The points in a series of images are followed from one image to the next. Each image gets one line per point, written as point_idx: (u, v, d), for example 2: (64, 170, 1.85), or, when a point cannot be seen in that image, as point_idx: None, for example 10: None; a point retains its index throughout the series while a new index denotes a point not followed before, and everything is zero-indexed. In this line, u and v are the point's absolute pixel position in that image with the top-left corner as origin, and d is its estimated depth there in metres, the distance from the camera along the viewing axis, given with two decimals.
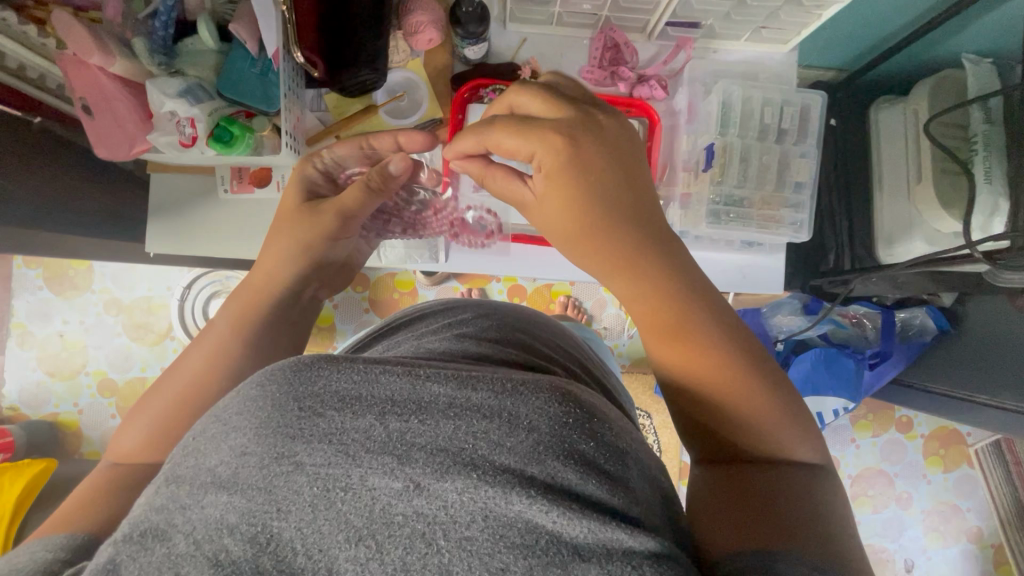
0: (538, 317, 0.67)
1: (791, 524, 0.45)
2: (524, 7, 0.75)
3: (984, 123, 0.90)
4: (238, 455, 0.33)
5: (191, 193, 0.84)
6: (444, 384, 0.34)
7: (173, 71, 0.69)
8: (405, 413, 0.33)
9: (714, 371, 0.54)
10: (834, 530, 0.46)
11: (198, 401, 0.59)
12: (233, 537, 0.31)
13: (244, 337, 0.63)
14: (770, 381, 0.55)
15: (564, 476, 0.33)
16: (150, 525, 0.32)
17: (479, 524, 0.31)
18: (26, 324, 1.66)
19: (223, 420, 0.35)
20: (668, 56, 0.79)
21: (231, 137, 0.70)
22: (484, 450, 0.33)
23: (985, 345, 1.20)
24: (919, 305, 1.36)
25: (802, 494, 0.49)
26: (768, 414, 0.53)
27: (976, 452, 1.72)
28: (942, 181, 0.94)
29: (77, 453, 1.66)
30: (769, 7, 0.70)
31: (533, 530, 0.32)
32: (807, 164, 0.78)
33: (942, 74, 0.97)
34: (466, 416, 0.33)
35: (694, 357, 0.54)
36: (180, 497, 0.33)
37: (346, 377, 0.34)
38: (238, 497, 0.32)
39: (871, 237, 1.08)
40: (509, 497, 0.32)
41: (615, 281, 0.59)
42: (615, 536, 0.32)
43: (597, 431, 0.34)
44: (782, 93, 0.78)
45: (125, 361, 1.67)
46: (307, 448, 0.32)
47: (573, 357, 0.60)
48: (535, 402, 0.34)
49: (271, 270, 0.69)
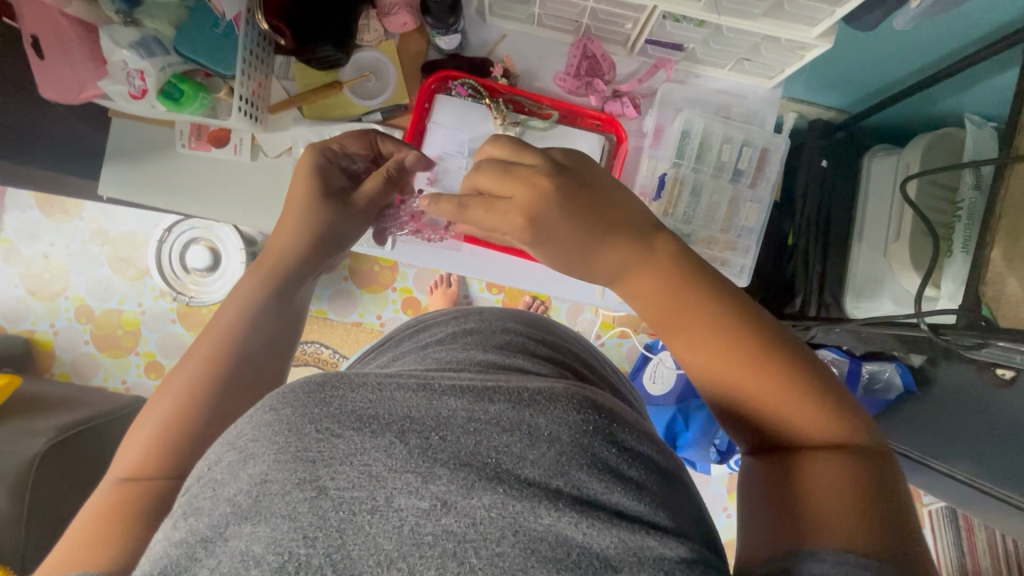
0: (548, 324, 0.66)
1: (842, 511, 0.39)
2: (504, 4, 0.74)
3: (972, 189, 0.86)
4: (258, 482, 0.33)
5: (151, 144, 0.85)
6: (462, 398, 0.36)
7: (131, 21, 0.68)
8: (425, 430, 0.35)
9: (720, 358, 0.47)
10: (897, 520, 0.39)
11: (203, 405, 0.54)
12: (260, 569, 0.31)
13: (252, 329, 0.60)
14: (793, 363, 0.46)
15: (589, 486, 0.35)
16: (169, 562, 0.32)
17: (511, 540, 0.33)
18: (14, 241, 1.70)
19: (239, 448, 0.35)
20: (646, 75, 0.78)
21: (182, 96, 0.71)
22: (508, 463, 0.34)
23: (946, 411, 1.19)
24: (889, 360, 1.33)
25: (865, 483, 0.41)
26: (796, 399, 0.45)
27: (929, 513, 1.72)
28: (918, 244, 0.92)
29: (47, 373, 1.70)
30: (750, 41, 0.68)
31: (564, 543, 0.33)
32: (756, 210, 0.79)
33: (944, 132, 0.92)
34: (485, 429, 0.35)
35: (695, 348, 0.49)
36: (200, 530, 0.33)
37: (362, 397, 0.36)
38: (262, 527, 0.32)
39: (842, 286, 1.04)
40: (537, 511, 0.33)
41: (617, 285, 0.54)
42: (645, 544, 0.34)
43: (614, 435, 0.37)
44: (745, 133, 0.77)
45: (105, 292, 1.70)
46: (329, 471, 0.33)
47: (576, 356, 0.59)
48: (554, 412, 0.36)
49: (282, 252, 0.65)
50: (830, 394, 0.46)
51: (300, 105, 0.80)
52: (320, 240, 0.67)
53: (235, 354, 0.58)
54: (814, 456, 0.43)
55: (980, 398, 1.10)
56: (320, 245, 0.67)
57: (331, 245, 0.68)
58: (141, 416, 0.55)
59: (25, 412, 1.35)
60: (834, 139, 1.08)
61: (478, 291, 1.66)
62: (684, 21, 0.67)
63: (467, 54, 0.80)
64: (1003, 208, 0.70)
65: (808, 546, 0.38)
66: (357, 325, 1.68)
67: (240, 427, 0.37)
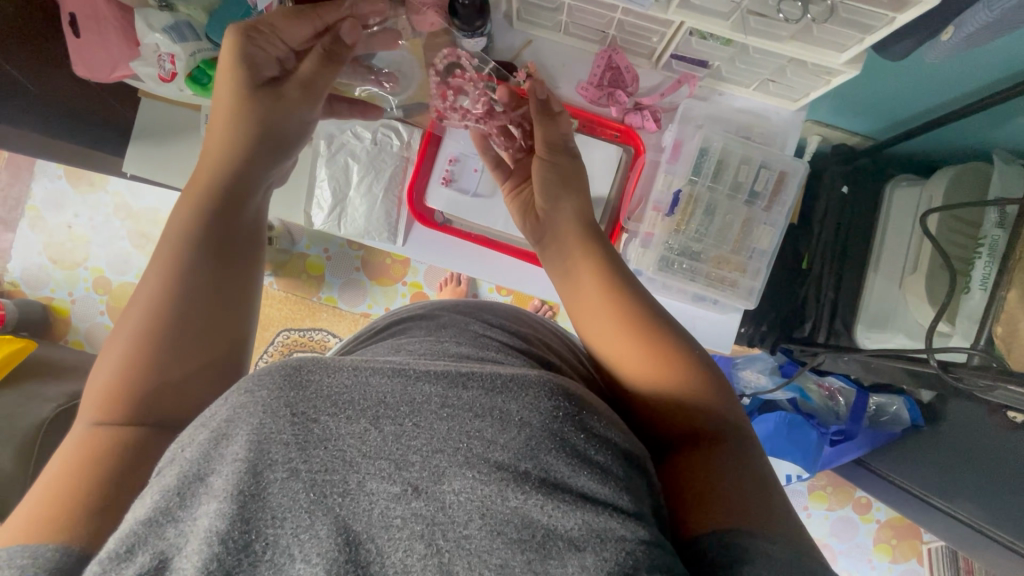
0: (520, 312, 0.68)
1: (742, 500, 0.44)
2: (530, 10, 0.74)
3: (996, 227, 0.84)
4: (228, 464, 0.34)
5: (176, 126, 0.87)
6: (437, 383, 0.38)
7: (165, 5, 0.71)
8: (399, 416, 0.36)
9: (627, 346, 0.54)
10: (786, 507, 0.45)
11: (165, 347, 0.50)
12: (225, 547, 0.32)
13: (196, 262, 0.53)
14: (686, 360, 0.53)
15: (557, 470, 0.37)
16: (136, 538, 0.34)
17: (477, 523, 0.35)
18: (39, 209, 1.74)
19: (212, 426, 0.36)
20: (668, 89, 0.77)
21: (208, 82, 0.75)
22: (479, 449, 0.36)
23: (952, 449, 1.17)
24: (897, 392, 1.29)
25: (753, 470, 0.47)
26: (684, 390, 0.51)
27: (929, 550, 1.70)
28: (935, 277, 0.90)
29: (62, 340, 1.74)
30: (776, 63, 0.67)
31: (530, 525, 0.36)
32: (770, 232, 0.78)
33: (966, 165, 0.90)
34: (458, 416, 0.37)
35: (610, 335, 0.55)
36: (166, 509, 0.34)
37: (337, 380, 0.37)
38: (226, 505, 0.33)
39: (854, 315, 1.03)
40: (505, 495, 0.36)
41: (567, 271, 0.62)
42: (607, 524, 0.37)
43: (583, 421, 0.40)
44: (764, 154, 0.76)
45: (124, 265, 1.74)
46: (302, 454, 0.34)
47: (545, 344, 0.60)
48: (525, 399, 0.38)
49: (219, 159, 0.58)
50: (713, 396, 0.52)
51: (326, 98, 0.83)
52: (266, 147, 0.60)
53: (187, 275, 0.52)
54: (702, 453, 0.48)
55: (989, 440, 1.07)
56: (261, 146, 0.60)
57: (276, 141, 0.61)
58: (106, 348, 0.51)
59: (37, 376, 1.39)
60: (856, 165, 1.06)
61: (487, 291, 1.67)
62: (709, 39, 0.66)
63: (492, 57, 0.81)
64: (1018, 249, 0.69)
65: (734, 525, 0.42)
66: (365, 316, 1.69)
67: (215, 407, 0.37)
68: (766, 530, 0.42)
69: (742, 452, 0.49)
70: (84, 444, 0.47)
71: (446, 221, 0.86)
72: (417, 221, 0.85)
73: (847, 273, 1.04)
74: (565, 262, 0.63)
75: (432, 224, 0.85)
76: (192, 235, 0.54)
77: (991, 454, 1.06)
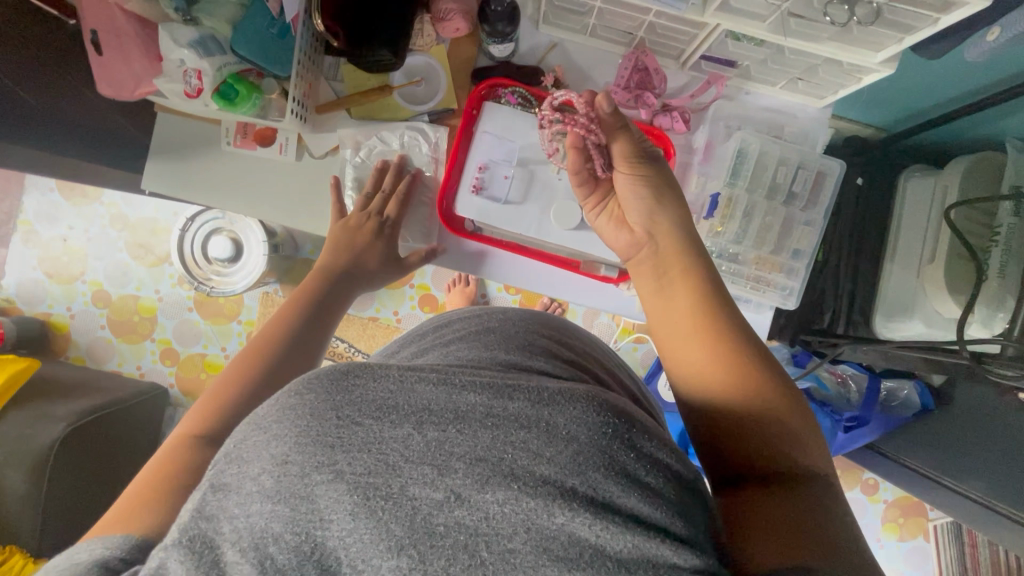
0: (572, 328, 0.68)
1: (816, 538, 0.44)
2: (559, 14, 0.75)
3: (1011, 216, 0.85)
4: (279, 463, 0.35)
5: (194, 140, 0.86)
6: (482, 393, 0.37)
7: (190, 19, 0.69)
8: (443, 422, 0.36)
9: (731, 374, 0.55)
10: (863, 551, 0.44)
11: (237, 392, 0.62)
12: (277, 546, 0.35)
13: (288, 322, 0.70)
14: (785, 394, 0.54)
15: (605, 489, 0.37)
16: (199, 532, 0.36)
17: (522, 537, 0.35)
18: (32, 223, 1.69)
19: (263, 428, 0.37)
20: (697, 90, 0.78)
21: (236, 95, 0.73)
22: (524, 460, 0.36)
23: (964, 431, 1.20)
24: (908, 377, 1.34)
25: (831, 512, 0.47)
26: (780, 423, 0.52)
27: (934, 527, 1.75)
28: (954, 266, 0.91)
29: (62, 356, 1.70)
30: (808, 63, 0.68)
31: (576, 544, 0.35)
32: (809, 233, 0.79)
33: (981, 154, 0.92)
34: (503, 425, 0.37)
35: (713, 359, 0.56)
36: (223, 500, 0.36)
37: (382, 387, 0.37)
38: (281, 507, 0.35)
39: (871, 305, 1.04)
40: (551, 510, 0.35)
41: (659, 290, 0.63)
42: (658, 552, 0.36)
43: (633, 441, 0.38)
44: (800, 154, 0.77)
45: (123, 277, 1.70)
46: (347, 457, 0.35)
47: (594, 360, 0.61)
48: (573, 413, 0.38)
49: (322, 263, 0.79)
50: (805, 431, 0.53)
51: (347, 107, 0.82)
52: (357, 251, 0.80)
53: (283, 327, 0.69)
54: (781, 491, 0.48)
55: (1002, 421, 1.10)
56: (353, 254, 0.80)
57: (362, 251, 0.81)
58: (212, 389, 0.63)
59: (45, 395, 1.35)
60: (871, 156, 1.08)
61: (496, 291, 1.66)
62: (743, 40, 0.67)
63: (518, 61, 0.82)
64: None
65: (810, 564, 0.41)
66: (374, 320, 1.68)
67: (264, 406, 0.39)
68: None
69: (824, 497, 0.48)
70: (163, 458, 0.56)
71: (477, 229, 0.85)
72: (448, 229, 0.85)
73: (863, 264, 1.06)
74: (664, 283, 0.62)
75: (463, 232, 0.85)
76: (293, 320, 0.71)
77: (1003, 435, 1.10)
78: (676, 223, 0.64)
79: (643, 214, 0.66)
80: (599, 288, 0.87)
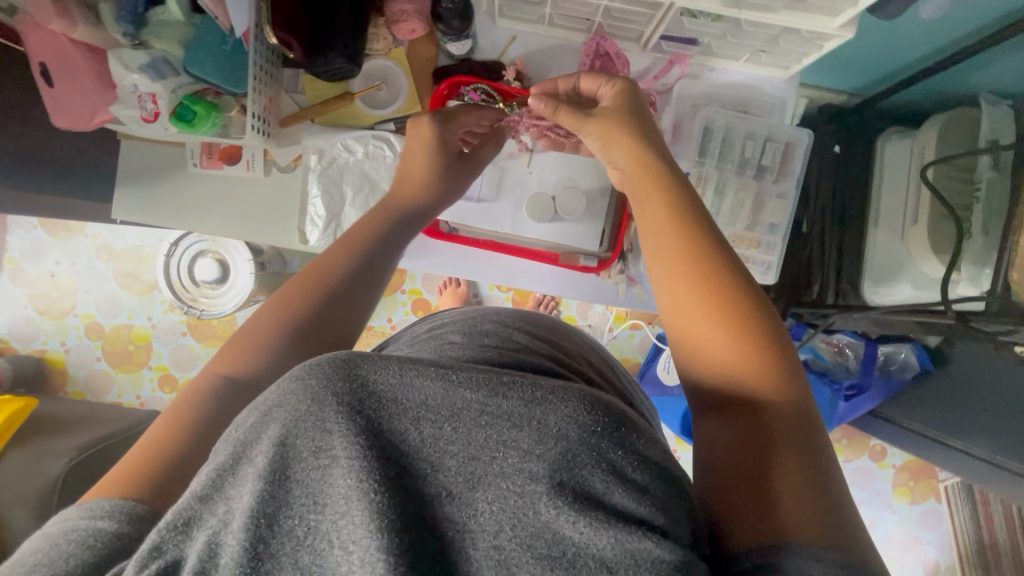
0: (559, 323, 0.67)
1: (795, 508, 0.43)
2: (514, 6, 0.75)
3: (990, 170, 0.85)
4: (275, 446, 0.35)
5: (161, 165, 0.86)
6: (477, 390, 0.37)
7: (139, 43, 0.70)
8: (439, 419, 0.36)
9: (683, 303, 0.54)
10: (848, 522, 0.43)
11: (277, 322, 0.53)
12: (268, 533, 0.33)
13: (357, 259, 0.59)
14: (741, 332, 0.51)
15: (591, 485, 0.37)
16: (191, 515, 0.35)
17: (508, 533, 0.35)
18: (18, 261, 1.69)
19: (264, 410, 0.36)
20: (661, 71, 0.78)
21: (194, 117, 0.73)
22: (515, 457, 0.36)
23: (963, 390, 1.20)
24: (904, 341, 1.32)
25: (820, 479, 0.45)
26: (729, 361, 0.50)
27: (945, 488, 1.75)
28: (937, 227, 0.90)
29: (61, 391, 1.70)
30: (767, 34, 0.67)
31: (560, 541, 0.35)
32: (782, 205, 0.78)
33: (957, 111, 0.91)
34: (496, 423, 0.37)
35: (673, 286, 0.55)
36: (217, 477, 0.36)
37: (382, 379, 0.37)
38: (272, 493, 0.34)
39: (859, 272, 1.04)
40: (537, 507, 0.35)
41: (642, 213, 0.61)
42: (642, 545, 0.35)
43: (622, 439, 0.39)
44: (767, 129, 0.77)
45: (114, 308, 1.69)
46: (344, 444, 0.34)
47: (591, 364, 0.61)
48: (564, 411, 0.38)
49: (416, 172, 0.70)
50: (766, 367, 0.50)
51: (312, 117, 0.81)
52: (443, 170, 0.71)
53: (351, 261, 0.59)
54: (777, 453, 0.46)
55: (1000, 376, 1.10)
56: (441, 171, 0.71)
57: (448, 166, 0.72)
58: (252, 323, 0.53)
59: (42, 433, 1.35)
60: (847, 122, 1.07)
61: (488, 290, 1.66)
62: (700, 17, 0.66)
63: (478, 57, 0.81)
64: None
65: (785, 539, 0.41)
66: (369, 329, 1.68)
67: (267, 393, 0.38)
68: (820, 545, 0.40)
69: (818, 464, 0.46)
70: (182, 396, 0.49)
71: (452, 230, 0.83)
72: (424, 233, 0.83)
73: (848, 231, 1.05)
74: (641, 206, 0.60)
75: (438, 233, 0.83)
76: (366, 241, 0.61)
77: (1000, 389, 1.10)
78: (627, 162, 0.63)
79: (603, 159, 0.67)
80: (579, 279, 0.86)
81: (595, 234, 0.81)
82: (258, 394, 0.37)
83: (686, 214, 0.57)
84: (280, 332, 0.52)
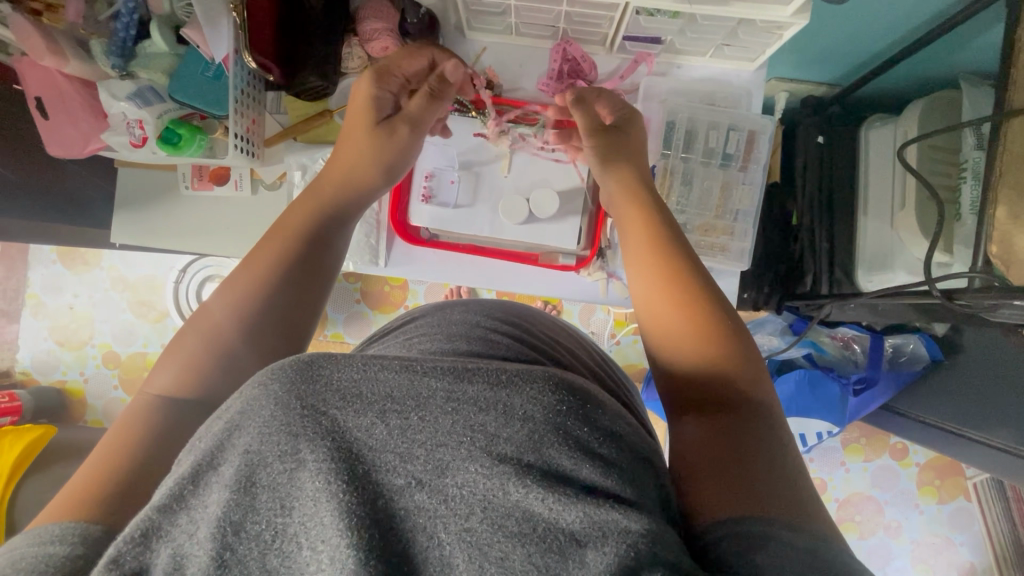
0: (531, 311, 0.68)
1: (763, 485, 0.43)
2: (480, 18, 0.79)
3: (975, 150, 0.84)
4: (241, 453, 0.34)
5: (162, 190, 0.92)
6: (442, 379, 0.36)
7: (126, 74, 0.77)
8: (405, 411, 0.35)
9: (656, 283, 0.58)
10: (809, 498, 0.43)
11: (226, 329, 0.55)
12: (238, 536, 0.32)
13: (294, 255, 0.60)
14: (710, 309, 0.55)
15: (559, 463, 0.36)
16: (152, 524, 0.34)
17: (479, 516, 0.34)
18: (40, 295, 1.76)
19: (227, 419, 0.35)
20: (627, 71, 0.82)
21: (179, 139, 0.78)
22: (484, 441, 0.35)
23: (969, 375, 1.17)
24: (912, 331, 1.31)
25: (786, 461, 0.46)
26: (696, 334, 0.54)
27: (975, 486, 1.68)
28: (924, 209, 0.90)
29: (81, 420, 1.76)
30: (725, 27, 0.70)
31: (531, 519, 0.34)
32: (749, 192, 0.83)
33: (937, 94, 0.90)
34: (463, 410, 0.36)
35: (647, 269, 0.60)
36: (177, 491, 0.34)
37: (345, 375, 0.35)
38: (238, 497, 0.33)
39: (852, 259, 1.03)
40: (507, 488, 0.34)
41: (621, 220, 0.66)
42: (611, 517, 0.35)
43: (587, 415, 0.38)
44: (730, 118, 0.81)
45: (130, 336, 1.75)
46: (309, 446, 0.33)
47: (561, 345, 0.62)
48: (529, 392, 0.37)
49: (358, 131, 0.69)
50: (731, 342, 0.53)
51: (294, 135, 0.87)
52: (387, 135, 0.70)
53: (294, 255, 0.59)
54: (749, 434, 0.47)
55: (1006, 359, 1.07)
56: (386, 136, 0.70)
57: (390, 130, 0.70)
58: (183, 339, 0.55)
59: (65, 456, 1.38)
60: (827, 113, 1.06)
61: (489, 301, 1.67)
62: (657, 15, 0.69)
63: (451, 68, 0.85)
64: (1002, 162, 0.68)
65: (758, 513, 0.41)
66: None
67: (229, 400, 0.37)
68: (792, 519, 0.40)
69: (783, 445, 0.47)
70: (127, 412, 0.50)
71: (432, 236, 0.87)
72: (402, 239, 0.87)
73: (837, 219, 1.05)
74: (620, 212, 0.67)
75: (418, 239, 0.87)
76: (304, 237, 0.61)
77: (1004, 371, 1.07)
78: (620, 180, 0.68)
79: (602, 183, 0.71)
80: (557, 277, 0.88)
81: (571, 232, 0.83)
82: (221, 403, 0.35)
83: (662, 219, 0.64)
84: (226, 334, 0.54)
